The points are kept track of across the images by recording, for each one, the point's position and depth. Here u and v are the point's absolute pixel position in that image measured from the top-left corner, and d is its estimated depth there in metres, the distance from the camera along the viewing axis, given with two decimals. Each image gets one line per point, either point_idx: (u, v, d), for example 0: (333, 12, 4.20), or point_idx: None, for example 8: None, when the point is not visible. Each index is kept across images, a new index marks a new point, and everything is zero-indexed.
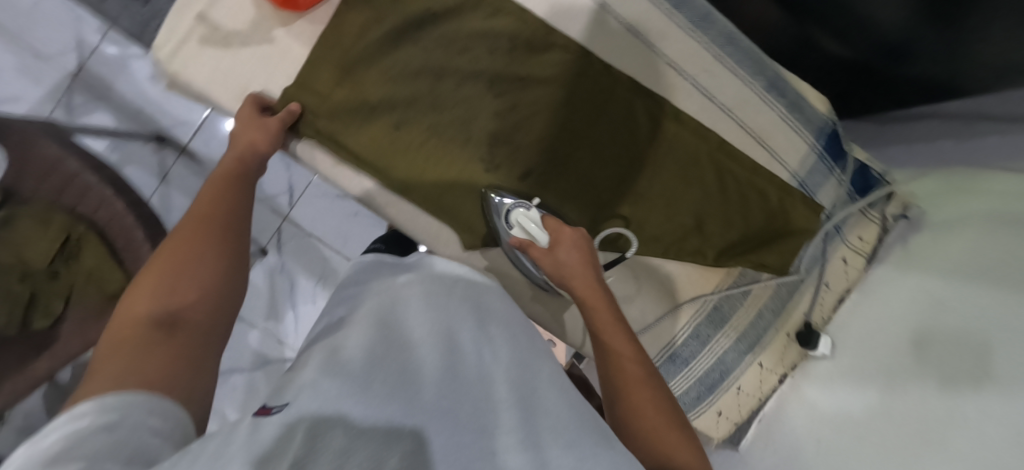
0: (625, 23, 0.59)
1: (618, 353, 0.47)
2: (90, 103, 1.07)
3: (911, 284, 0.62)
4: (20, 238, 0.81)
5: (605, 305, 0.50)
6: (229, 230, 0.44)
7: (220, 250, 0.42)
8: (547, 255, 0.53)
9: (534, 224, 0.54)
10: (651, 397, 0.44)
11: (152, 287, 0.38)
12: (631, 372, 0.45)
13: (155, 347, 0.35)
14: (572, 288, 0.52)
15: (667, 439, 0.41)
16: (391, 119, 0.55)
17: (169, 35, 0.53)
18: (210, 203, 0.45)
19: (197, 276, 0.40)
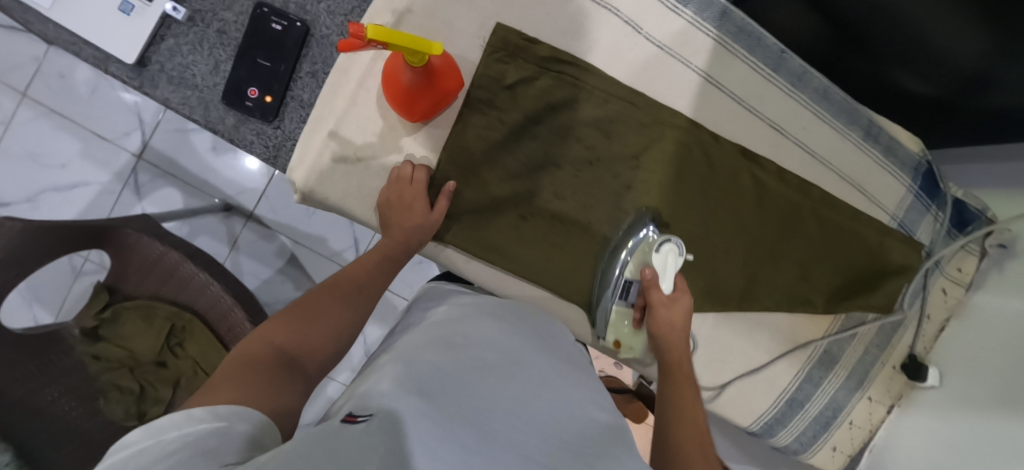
0: (729, 92, 0.61)
1: (685, 432, 0.50)
2: (156, 181, 1.09)
3: (1009, 311, 0.63)
4: (130, 333, 0.84)
5: (683, 374, 0.55)
6: (355, 297, 0.52)
7: (344, 317, 0.51)
8: (662, 303, 0.57)
9: (672, 269, 0.56)
10: (702, 457, 0.48)
11: (287, 322, 0.48)
12: (686, 440, 0.49)
13: (269, 376, 0.42)
14: (658, 340, 0.56)
15: None
16: (517, 212, 0.58)
17: (303, 154, 0.55)
18: (356, 272, 0.54)
19: (320, 334, 0.48)
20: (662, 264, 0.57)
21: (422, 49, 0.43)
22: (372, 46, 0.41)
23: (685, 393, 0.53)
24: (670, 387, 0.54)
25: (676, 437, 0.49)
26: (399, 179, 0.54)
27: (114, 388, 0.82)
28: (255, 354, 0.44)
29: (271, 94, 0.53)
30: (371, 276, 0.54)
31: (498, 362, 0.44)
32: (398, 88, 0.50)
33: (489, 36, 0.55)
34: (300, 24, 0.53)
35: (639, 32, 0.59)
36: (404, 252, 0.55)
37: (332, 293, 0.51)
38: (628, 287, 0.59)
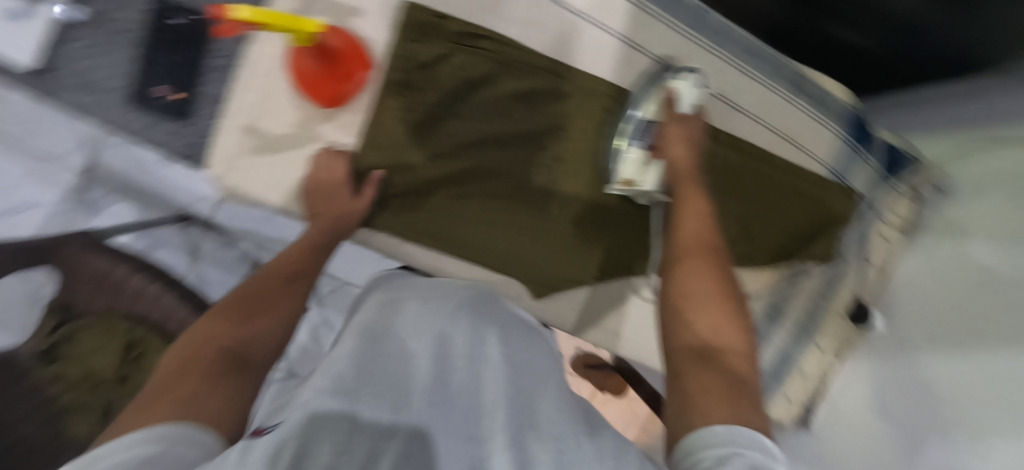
0: (654, 56, 0.61)
1: (694, 252, 0.45)
2: (108, 196, 1.07)
3: (953, 247, 0.64)
4: (87, 350, 0.83)
5: (700, 195, 0.50)
6: (291, 284, 0.47)
7: (286, 309, 0.45)
8: (677, 120, 0.54)
9: (693, 93, 0.57)
10: (706, 285, 0.42)
11: (227, 320, 0.41)
12: (697, 278, 0.43)
13: (212, 376, 0.35)
14: (673, 159, 0.52)
15: (716, 319, 0.39)
16: (449, 192, 0.58)
17: (221, 152, 0.54)
18: (291, 261, 0.49)
19: (265, 326, 0.42)
20: (685, 91, 0.57)
21: (298, 26, 0.43)
22: (245, 27, 0.39)
23: (689, 232, 0.47)
24: (682, 210, 0.49)
25: (684, 260, 0.44)
26: (319, 167, 0.53)
27: (75, 408, 0.80)
28: (197, 356, 0.37)
29: (178, 91, 0.55)
30: (306, 265, 0.50)
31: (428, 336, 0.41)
32: (304, 75, 0.53)
33: (398, 15, 0.55)
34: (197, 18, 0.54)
35: (554, 0, 0.58)
36: (336, 235, 0.53)
37: (266, 287, 0.46)
38: (645, 128, 0.57)
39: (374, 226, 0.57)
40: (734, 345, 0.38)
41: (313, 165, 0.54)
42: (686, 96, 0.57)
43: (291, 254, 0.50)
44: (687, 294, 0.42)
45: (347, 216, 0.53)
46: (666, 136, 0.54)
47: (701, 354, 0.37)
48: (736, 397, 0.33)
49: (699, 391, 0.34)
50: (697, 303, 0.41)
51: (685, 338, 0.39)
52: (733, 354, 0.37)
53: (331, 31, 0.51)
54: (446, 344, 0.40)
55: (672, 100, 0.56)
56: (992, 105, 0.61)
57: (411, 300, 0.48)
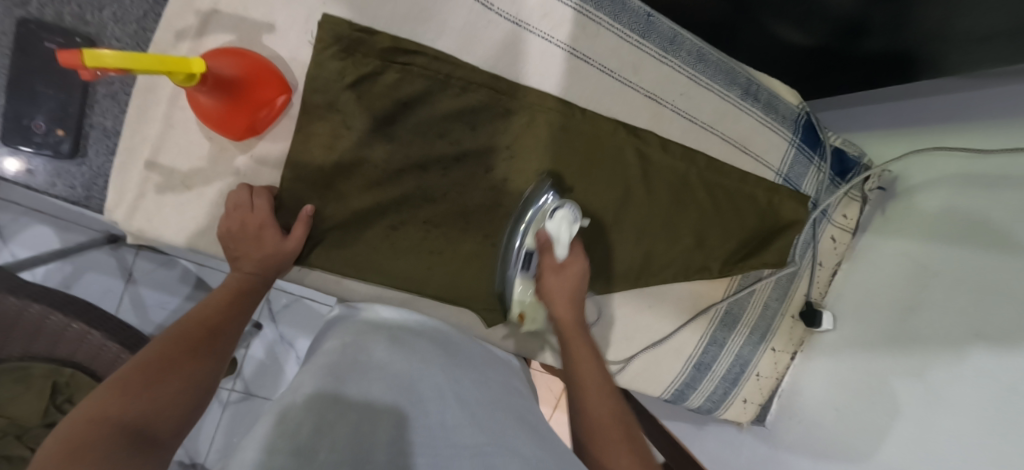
0: (600, 65, 0.57)
1: (603, 433, 0.46)
2: (19, 220, 0.98)
3: (894, 247, 0.66)
4: (2, 400, 0.75)
5: (582, 340, 0.53)
6: (214, 337, 0.43)
7: (205, 368, 0.41)
8: (553, 271, 0.53)
9: (567, 236, 0.52)
10: (621, 443, 0.45)
11: (131, 385, 0.36)
12: (617, 453, 0.44)
13: (115, 456, 0.31)
14: (557, 317, 0.53)
15: (625, 465, 0.43)
16: (387, 221, 0.54)
17: (121, 193, 0.48)
18: (213, 310, 0.45)
19: (180, 391, 0.38)
20: (556, 232, 0.52)
21: (174, 66, 0.37)
22: (102, 71, 0.32)
23: (590, 374, 0.51)
24: (578, 376, 0.51)
25: (599, 447, 0.45)
26: (238, 207, 0.48)
27: (1, 460, 0.74)
28: (92, 433, 0.31)
29: (63, 128, 0.46)
30: (231, 313, 0.45)
31: (389, 403, 0.39)
32: (206, 113, 0.45)
33: (318, 30, 0.49)
34: (79, 40, 0.45)
35: (491, 9, 0.54)
36: (259, 288, 0.49)
37: (184, 340, 0.41)
38: (530, 258, 0.55)
39: (308, 265, 0.53)
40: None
41: (233, 201, 0.48)
42: (558, 239, 0.52)
43: (212, 302, 0.45)
44: (605, 465, 0.44)
45: (274, 268, 0.49)
46: (546, 293, 0.53)
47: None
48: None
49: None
50: (616, 457, 0.44)
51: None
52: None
53: (228, 62, 0.44)
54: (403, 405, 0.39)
55: (547, 245, 0.52)
56: (927, 105, 0.62)
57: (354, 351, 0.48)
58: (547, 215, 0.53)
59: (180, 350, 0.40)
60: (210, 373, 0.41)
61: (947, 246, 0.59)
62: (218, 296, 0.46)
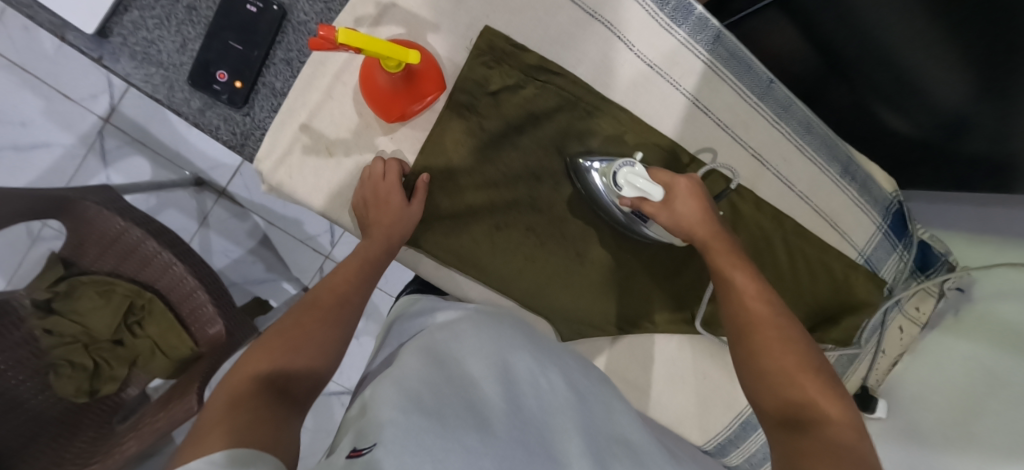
0: (716, 118, 0.61)
1: (760, 327, 0.48)
2: (123, 148, 1.04)
3: (960, 351, 0.67)
4: (85, 308, 0.81)
5: (729, 255, 0.52)
6: (337, 308, 0.50)
7: (329, 334, 0.48)
8: (661, 207, 0.54)
9: (642, 181, 0.52)
10: (791, 355, 0.46)
11: (270, 355, 0.44)
12: (785, 365, 0.46)
13: (262, 406, 0.38)
14: (692, 232, 0.53)
15: (795, 388, 0.45)
16: (492, 221, 0.57)
17: (272, 146, 0.53)
18: (337, 284, 0.52)
19: (308, 356, 0.46)
20: (634, 189, 0.52)
21: (394, 52, 0.42)
22: (340, 48, 0.39)
23: (757, 307, 0.49)
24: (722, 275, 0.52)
25: (754, 336, 0.48)
26: (372, 176, 0.53)
27: (66, 364, 0.79)
28: (242, 392, 0.39)
29: (241, 79, 0.52)
30: (353, 285, 0.52)
31: (488, 382, 0.42)
32: (376, 91, 0.50)
33: (476, 37, 0.54)
34: (276, 8, 0.51)
35: (632, 49, 0.57)
36: (386, 254, 0.53)
37: (312, 315, 0.49)
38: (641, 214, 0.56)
39: (418, 246, 0.56)
40: (831, 417, 0.43)
41: (365, 171, 0.53)
42: (650, 193, 0.51)
43: (339, 274, 0.53)
44: (766, 373, 0.47)
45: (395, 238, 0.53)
46: (670, 229, 0.54)
47: (791, 423, 0.44)
48: (850, 457, 0.39)
49: (806, 450, 0.41)
50: (781, 371, 0.46)
51: (774, 411, 0.45)
52: (831, 421, 0.43)
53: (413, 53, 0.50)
54: (501, 395, 0.42)
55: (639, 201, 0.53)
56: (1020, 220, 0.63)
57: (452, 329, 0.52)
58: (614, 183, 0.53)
59: (309, 323, 0.48)
60: (329, 338, 0.48)
61: (1009, 361, 0.59)
62: (342, 273, 0.53)
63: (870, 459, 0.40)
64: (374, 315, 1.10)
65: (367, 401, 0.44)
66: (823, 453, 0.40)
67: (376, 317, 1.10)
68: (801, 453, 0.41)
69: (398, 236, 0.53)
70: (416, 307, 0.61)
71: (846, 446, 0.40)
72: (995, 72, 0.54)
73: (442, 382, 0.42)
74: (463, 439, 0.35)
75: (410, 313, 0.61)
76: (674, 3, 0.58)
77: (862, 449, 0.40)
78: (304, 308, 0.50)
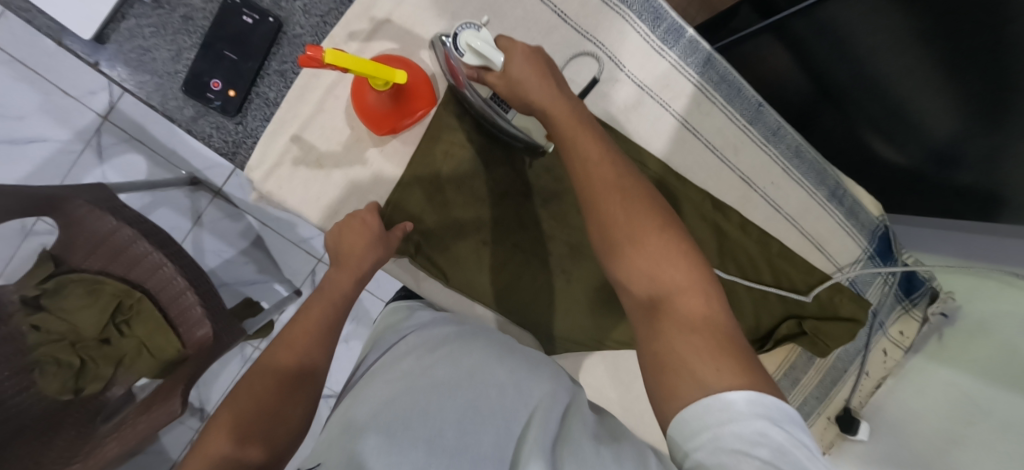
0: (705, 139, 0.61)
1: (610, 194, 0.43)
2: (120, 145, 1.04)
3: (942, 377, 0.68)
4: (72, 306, 0.81)
5: (570, 118, 0.46)
6: (305, 357, 0.48)
7: (297, 385, 0.46)
8: (502, 80, 0.48)
9: (483, 47, 0.46)
10: (624, 212, 0.43)
11: (231, 425, 0.42)
12: (633, 235, 0.42)
13: None
14: (537, 101, 0.47)
15: (644, 258, 0.41)
16: (480, 236, 0.58)
17: (262, 156, 0.53)
18: (303, 328, 0.49)
19: (272, 411, 0.44)
20: (480, 55, 0.47)
21: (380, 72, 0.44)
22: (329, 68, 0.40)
23: (605, 173, 0.44)
24: (573, 151, 0.45)
25: (601, 209, 0.43)
26: (357, 223, 0.52)
27: (51, 361, 0.80)
28: None
29: (234, 88, 0.52)
30: (321, 326, 0.50)
31: (460, 393, 0.43)
32: (366, 105, 0.52)
33: None
34: (272, 20, 0.52)
35: (622, 70, 0.58)
36: (348, 289, 0.52)
37: (276, 367, 0.46)
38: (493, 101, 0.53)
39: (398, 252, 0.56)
40: (690, 298, 0.40)
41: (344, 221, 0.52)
42: (492, 62, 0.46)
43: (306, 317, 0.50)
44: (619, 248, 0.42)
45: (360, 277, 0.52)
46: (511, 101, 0.49)
47: (656, 310, 0.40)
48: (713, 339, 0.38)
49: (674, 348, 0.38)
50: (639, 259, 0.42)
51: (638, 297, 0.42)
52: (687, 298, 0.40)
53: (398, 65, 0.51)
54: (465, 401, 0.42)
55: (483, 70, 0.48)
56: (991, 249, 0.64)
57: (425, 337, 0.52)
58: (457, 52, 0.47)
59: (272, 380, 0.45)
60: (301, 378, 0.46)
61: (992, 393, 0.60)
62: (312, 314, 0.50)
63: (738, 347, 0.38)
64: (365, 319, 1.11)
65: (351, 404, 0.45)
66: (688, 348, 0.37)
67: (366, 321, 1.11)
68: (670, 349, 0.38)
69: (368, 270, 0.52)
70: (390, 316, 0.59)
71: (705, 323, 0.39)
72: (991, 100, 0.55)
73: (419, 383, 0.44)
74: (407, 458, 0.36)
75: (389, 328, 0.57)
76: (665, 25, 0.59)
77: (717, 323, 0.39)
78: (273, 352, 0.47)
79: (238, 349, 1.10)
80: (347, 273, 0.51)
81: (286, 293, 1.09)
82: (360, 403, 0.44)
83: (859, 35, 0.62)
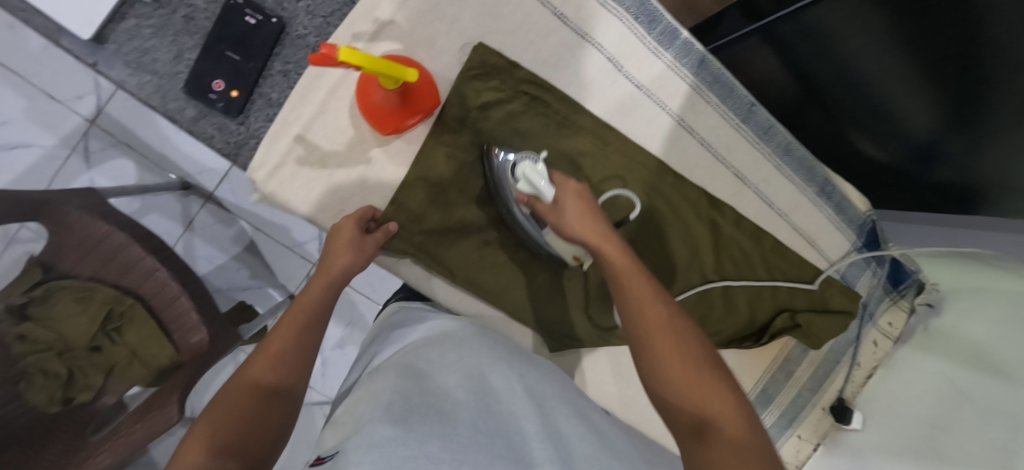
0: (701, 138, 0.63)
1: (657, 327, 0.43)
2: (107, 150, 1.03)
3: (931, 367, 0.68)
4: (62, 314, 0.79)
5: (622, 257, 0.46)
6: (291, 359, 0.45)
7: (283, 389, 0.43)
8: (552, 208, 0.49)
9: (540, 185, 0.47)
10: (673, 339, 0.42)
11: (210, 433, 0.38)
12: (675, 360, 0.42)
13: None
14: (581, 236, 0.47)
15: (694, 386, 0.41)
16: (482, 235, 0.58)
17: (266, 157, 0.53)
18: (286, 330, 0.46)
19: (252, 417, 0.40)
20: (530, 184, 0.48)
21: (393, 71, 0.44)
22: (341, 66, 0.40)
23: (649, 305, 0.44)
24: (612, 270, 0.46)
25: (647, 335, 0.43)
26: (339, 231, 0.52)
27: (39, 372, 0.78)
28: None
29: (237, 89, 0.52)
30: (305, 329, 0.47)
31: (464, 391, 0.43)
32: (372, 105, 0.52)
33: (470, 53, 0.55)
34: (275, 21, 0.52)
35: (620, 71, 0.60)
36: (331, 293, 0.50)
37: (258, 372, 0.43)
38: (537, 220, 0.54)
39: (391, 248, 0.55)
40: (727, 415, 0.39)
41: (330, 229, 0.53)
42: (542, 192, 0.47)
43: (289, 320, 0.47)
44: (660, 367, 0.42)
45: (340, 278, 0.51)
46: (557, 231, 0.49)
47: (697, 430, 0.39)
48: (753, 458, 0.37)
49: (715, 457, 0.37)
50: (679, 380, 0.41)
51: (681, 418, 0.40)
52: (728, 420, 0.39)
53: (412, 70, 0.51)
54: (477, 405, 0.40)
55: (534, 200, 0.49)
56: (978, 237, 0.65)
57: (424, 351, 0.52)
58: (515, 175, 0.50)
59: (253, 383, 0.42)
60: (286, 380, 0.44)
61: (979, 378, 0.61)
62: (291, 320, 0.47)
63: (764, 456, 0.37)
64: (360, 323, 1.10)
65: (345, 412, 0.45)
66: (727, 453, 0.37)
67: (361, 326, 1.10)
68: (713, 465, 0.36)
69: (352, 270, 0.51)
70: (395, 320, 0.61)
71: (743, 441, 0.38)
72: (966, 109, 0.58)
73: (426, 382, 0.44)
74: (426, 445, 0.33)
75: (391, 323, 0.61)
76: (661, 28, 0.60)
77: (756, 443, 0.38)
78: (255, 356, 0.45)
79: (231, 356, 1.08)
80: (328, 273, 0.50)
81: (280, 298, 1.08)
82: (377, 395, 0.42)
83: (840, 40, 0.63)
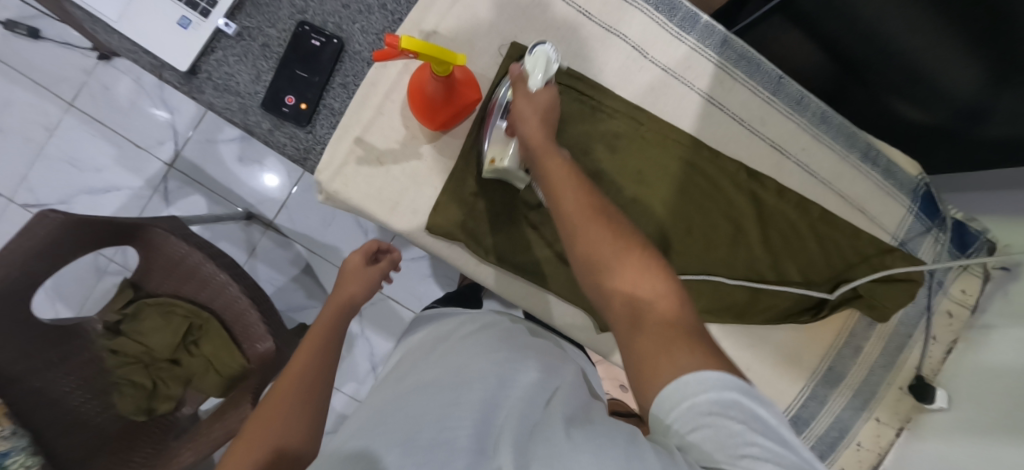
0: (733, 113, 0.65)
1: (588, 219, 0.44)
2: (183, 188, 1.14)
3: (1017, 335, 0.65)
4: (147, 328, 0.87)
5: (557, 167, 0.47)
6: (314, 369, 0.54)
7: (308, 394, 0.52)
8: (523, 96, 0.52)
9: (542, 67, 0.53)
10: (605, 231, 0.43)
11: (252, 439, 0.48)
12: (604, 242, 0.42)
13: None
14: (525, 135, 0.50)
15: (628, 276, 0.41)
16: (529, 220, 0.62)
17: (329, 159, 0.59)
18: (303, 351, 0.56)
19: (285, 421, 0.49)
20: (532, 66, 0.53)
21: (444, 58, 0.48)
22: (400, 56, 0.45)
23: (581, 205, 0.45)
24: (547, 179, 0.47)
25: (580, 227, 0.44)
26: (349, 268, 0.67)
27: (128, 383, 0.85)
28: None
29: (306, 102, 0.59)
30: (318, 347, 0.56)
31: (438, 391, 0.44)
32: (418, 96, 0.56)
33: (506, 51, 0.61)
34: (336, 41, 0.59)
35: (646, 57, 0.63)
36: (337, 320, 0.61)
37: (285, 384, 0.52)
38: (504, 110, 0.57)
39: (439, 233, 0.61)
40: (661, 297, 0.39)
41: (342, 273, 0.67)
42: (534, 77, 0.53)
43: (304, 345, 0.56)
44: (597, 251, 0.42)
45: (346, 304, 0.63)
46: (514, 117, 0.52)
47: (631, 316, 0.39)
48: (684, 336, 0.37)
49: (645, 342, 0.37)
50: (614, 265, 0.41)
51: (616, 306, 0.40)
52: (663, 302, 0.39)
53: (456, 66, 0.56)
54: (447, 399, 0.42)
55: (519, 79, 0.53)
56: None
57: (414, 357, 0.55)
58: (528, 51, 0.54)
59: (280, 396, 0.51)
60: (309, 388, 0.52)
61: None
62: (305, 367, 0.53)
63: (696, 336, 0.37)
64: None
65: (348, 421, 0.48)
66: (662, 332, 0.37)
67: None
68: (643, 350, 0.37)
69: (357, 296, 0.64)
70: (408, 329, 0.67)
71: (679, 323, 0.38)
72: (1004, 64, 0.57)
73: (406, 386, 0.47)
74: (388, 456, 0.37)
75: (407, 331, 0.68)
76: (681, 14, 0.64)
77: (691, 327, 0.38)
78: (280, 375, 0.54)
79: None
80: (340, 301, 0.63)
81: None
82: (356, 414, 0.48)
83: (862, 9, 0.64)
